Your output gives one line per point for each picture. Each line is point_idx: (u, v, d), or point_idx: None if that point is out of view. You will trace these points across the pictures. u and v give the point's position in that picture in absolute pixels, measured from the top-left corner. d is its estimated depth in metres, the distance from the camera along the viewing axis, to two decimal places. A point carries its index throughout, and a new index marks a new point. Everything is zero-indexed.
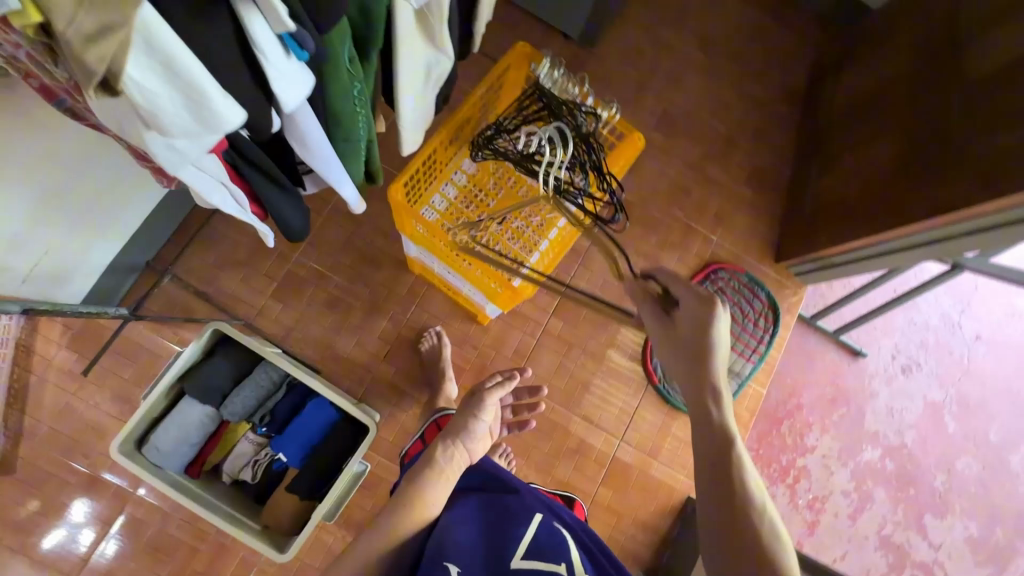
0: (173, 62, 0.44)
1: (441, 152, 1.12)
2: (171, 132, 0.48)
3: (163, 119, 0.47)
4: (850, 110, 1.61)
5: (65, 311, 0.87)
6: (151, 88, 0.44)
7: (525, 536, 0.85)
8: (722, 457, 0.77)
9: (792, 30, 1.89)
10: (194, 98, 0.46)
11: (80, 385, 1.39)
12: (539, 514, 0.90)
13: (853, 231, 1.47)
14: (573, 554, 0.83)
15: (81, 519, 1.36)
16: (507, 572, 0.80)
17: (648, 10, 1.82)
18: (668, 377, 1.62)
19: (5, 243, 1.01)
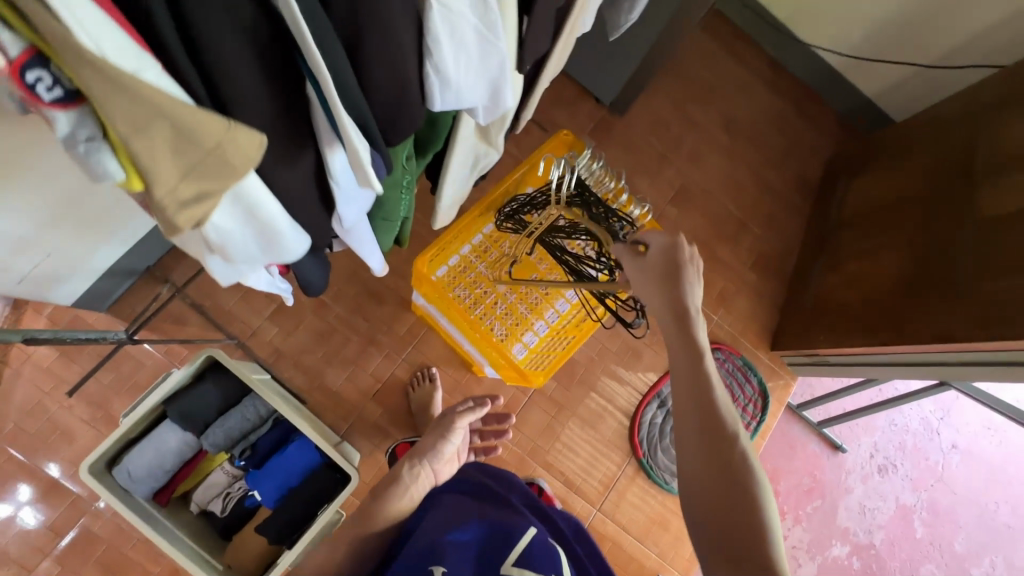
0: (254, 207, 0.52)
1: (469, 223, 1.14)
2: (235, 258, 0.56)
3: (231, 250, 0.54)
4: (860, 215, 1.66)
5: (67, 337, 0.84)
6: (228, 229, 0.52)
7: (518, 545, 0.75)
8: (721, 457, 0.69)
9: (813, 125, 1.95)
10: (263, 233, 0.55)
11: (55, 385, 1.34)
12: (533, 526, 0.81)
13: (852, 338, 1.50)
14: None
15: (25, 496, 1.30)
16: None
17: (679, 87, 1.87)
18: (652, 452, 1.61)
19: (13, 247, 0.97)
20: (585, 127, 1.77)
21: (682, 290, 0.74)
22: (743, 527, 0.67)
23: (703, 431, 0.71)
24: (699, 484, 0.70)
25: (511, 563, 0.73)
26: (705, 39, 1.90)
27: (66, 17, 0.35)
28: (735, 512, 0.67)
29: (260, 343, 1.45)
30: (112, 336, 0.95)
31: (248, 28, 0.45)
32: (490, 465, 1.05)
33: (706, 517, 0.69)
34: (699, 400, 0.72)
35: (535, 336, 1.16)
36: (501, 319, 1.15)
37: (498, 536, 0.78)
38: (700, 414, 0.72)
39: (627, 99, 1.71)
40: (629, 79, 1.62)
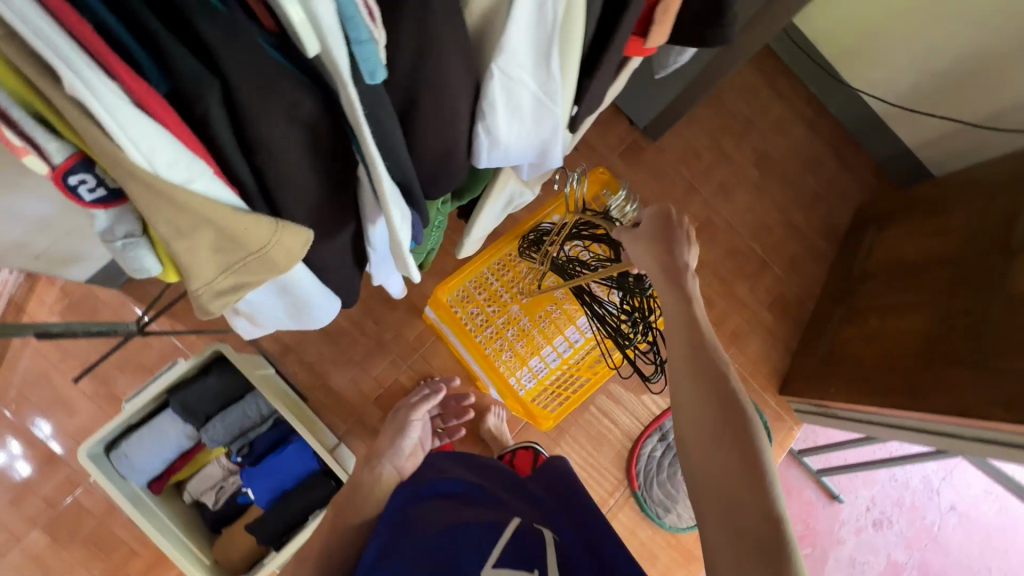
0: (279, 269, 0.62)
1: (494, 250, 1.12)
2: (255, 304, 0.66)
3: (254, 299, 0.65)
4: (886, 269, 1.62)
5: (77, 329, 0.83)
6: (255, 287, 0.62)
7: (498, 543, 0.60)
8: (729, 425, 0.62)
9: (848, 169, 1.91)
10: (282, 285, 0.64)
11: (61, 357, 1.34)
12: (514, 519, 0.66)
13: (863, 395, 1.47)
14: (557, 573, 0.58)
15: (18, 450, 1.31)
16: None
17: (716, 116, 1.83)
18: (648, 485, 1.59)
19: (32, 226, 0.96)
20: (615, 149, 1.74)
21: (677, 246, 0.72)
22: (742, 488, 0.59)
23: (701, 386, 0.65)
24: (718, 470, 0.61)
25: (492, 564, 0.57)
26: (748, 70, 1.86)
27: (129, 149, 0.41)
28: (733, 464, 0.61)
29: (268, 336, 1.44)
30: (122, 328, 0.94)
31: (305, 113, 0.50)
32: (474, 457, 0.92)
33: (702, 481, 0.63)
34: (694, 349, 0.68)
35: (544, 366, 1.14)
36: (513, 346, 1.13)
37: (476, 529, 0.63)
38: (696, 363, 0.67)
39: (662, 126, 1.68)
40: (666, 107, 1.58)
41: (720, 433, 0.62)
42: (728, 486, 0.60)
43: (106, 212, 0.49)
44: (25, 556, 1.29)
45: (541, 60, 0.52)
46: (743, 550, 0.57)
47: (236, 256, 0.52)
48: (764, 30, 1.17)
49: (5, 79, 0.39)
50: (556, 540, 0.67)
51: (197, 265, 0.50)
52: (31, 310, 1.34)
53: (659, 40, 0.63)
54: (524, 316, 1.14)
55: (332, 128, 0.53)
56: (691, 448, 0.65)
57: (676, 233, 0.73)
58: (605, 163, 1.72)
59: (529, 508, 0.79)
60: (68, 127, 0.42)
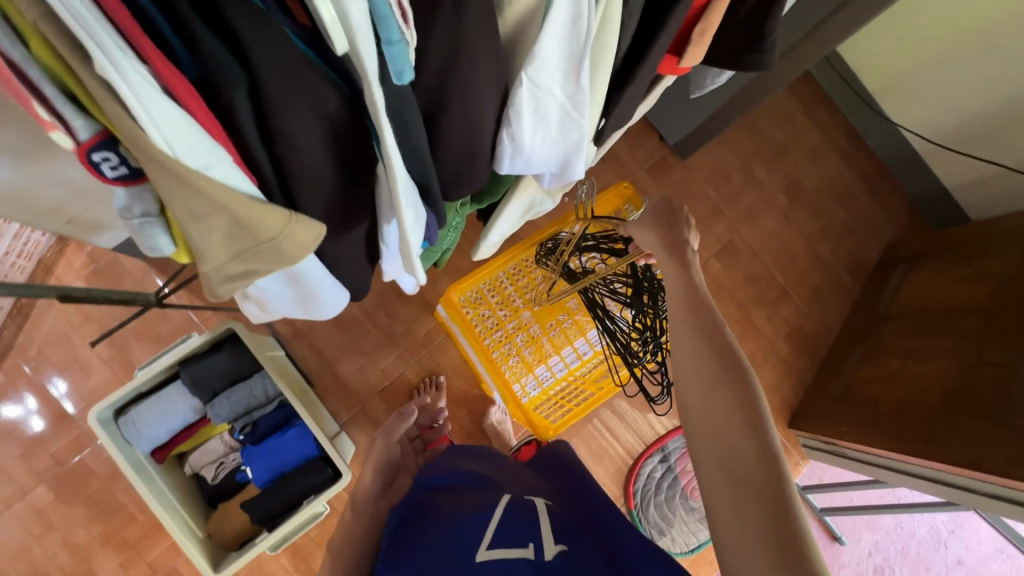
0: None
1: (510, 250, 1.11)
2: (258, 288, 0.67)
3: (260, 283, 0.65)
4: (911, 310, 1.58)
5: (101, 296, 0.85)
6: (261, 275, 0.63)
7: (489, 525, 0.66)
8: (718, 369, 0.62)
9: (880, 205, 1.87)
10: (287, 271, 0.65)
11: (83, 320, 1.38)
12: (505, 499, 0.73)
13: (875, 437, 1.43)
14: (550, 534, 0.65)
15: (34, 405, 1.35)
16: (468, 566, 0.61)
17: (749, 139, 1.80)
18: (645, 506, 1.57)
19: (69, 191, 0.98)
20: (643, 164, 1.72)
21: (679, 228, 0.77)
22: (736, 432, 0.58)
23: (699, 344, 0.65)
24: (710, 427, 0.60)
25: (484, 548, 0.62)
26: (787, 95, 1.83)
27: (149, 130, 0.41)
28: (729, 405, 0.59)
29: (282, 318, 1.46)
30: (143, 299, 0.96)
31: (327, 110, 0.51)
32: (466, 448, 0.97)
33: (699, 431, 0.61)
34: (691, 300, 0.69)
35: (550, 375, 1.14)
36: (520, 352, 1.12)
37: (471, 519, 0.68)
38: (694, 315, 0.67)
39: (692, 145, 1.66)
40: (698, 126, 1.57)
41: (715, 376, 0.62)
42: (725, 426, 0.59)
43: (125, 188, 0.51)
44: (27, 510, 1.32)
45: (572, 75, 0.52)
46: (743, 493, 0.54)
47: (238, 250, 0.51)
48: (805, 57, 1.15)
49: (43, 54, 0.40)
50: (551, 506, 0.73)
51: (203, 253, 0.51)
52: (59, 272, 1.38)
53: (693, 62, 0.65)
54: (535, 323, 1.13)
55: (353, 126, 0.54)
56: (688, 398, 0.63)
57: (678, 215, 0.77)
58: (631, 177, 1.71)
59: (529, 484, 0.83)
60: (95, 107, 0.43)
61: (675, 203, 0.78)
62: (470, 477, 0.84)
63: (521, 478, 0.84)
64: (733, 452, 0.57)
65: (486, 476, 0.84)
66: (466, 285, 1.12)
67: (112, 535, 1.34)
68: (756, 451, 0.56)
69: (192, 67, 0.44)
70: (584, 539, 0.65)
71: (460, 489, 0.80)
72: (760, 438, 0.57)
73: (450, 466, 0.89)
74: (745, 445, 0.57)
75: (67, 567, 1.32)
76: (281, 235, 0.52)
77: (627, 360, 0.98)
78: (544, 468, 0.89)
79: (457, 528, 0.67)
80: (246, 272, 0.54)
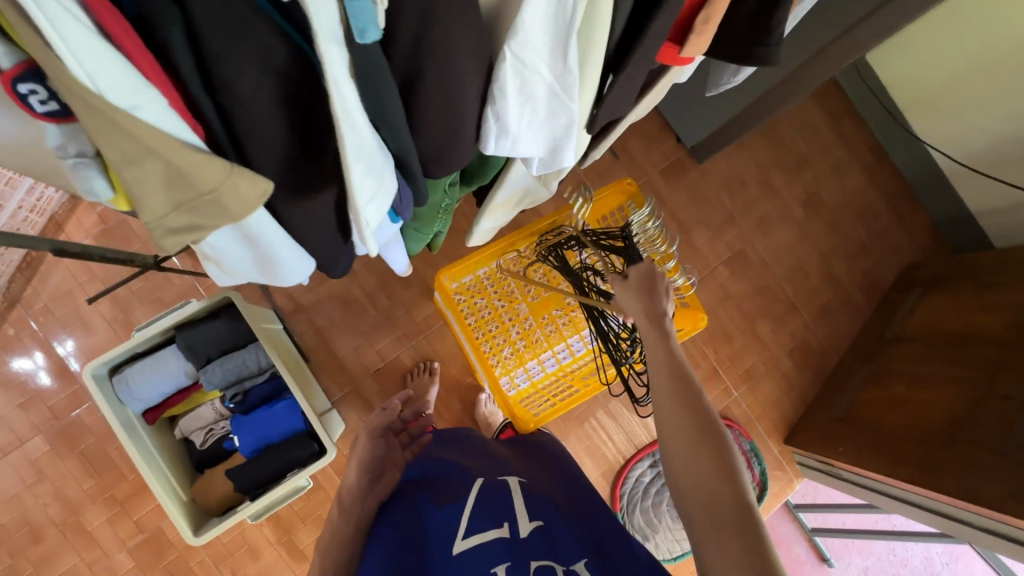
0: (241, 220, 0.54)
1: (508, 240, 1.09)
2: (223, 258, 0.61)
3: (221, 253, 0.59)
4: (921, 335, 1.53)
5: (95, 252, 0.85)
6: (221, 241, 0.57)
7: (467, 502, 0.73)
8: (698, 423, 0.65)
9: (900, 225, 1.81)
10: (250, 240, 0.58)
11: (88, 278, 1.40)
12: (481, 478, 0.80)
13: (871, 461, 1.39)
14: (521, 512, 0.71)
15: (40, 362, 1.37)
16: (445, 555, 0.65)
17: (770, 148, 1.76)
18: (631, 510, 1.55)
19: None
20: (658, 165, 1.69)
21: (659, 296, 0.80)
22: (705, 463, 0.62)
23: (680, 398, 0.68)
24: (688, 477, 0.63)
25: (460, 537, 0.67)
26: (812, 105, 1.78)
27: (59, 46, 0.36)
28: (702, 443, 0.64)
29: (283, 292, 1.47)
30: (138, 260, 0.96)
31: (280, 65, 0.46)
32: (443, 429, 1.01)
33: (675, 468, 0.65)
34: (668, 353, 0.73)
35: (540, 369, 1.13)
36: (512, 344, 1.12)
37: (444, 509, 0.73)
38: (670, 363, 0.72)
39: (709, 149, 1.62)
40: (717, 129, 1.53)
41: (684, 418, 0.66)
42: (698, 463, 0.63)
43: (56, 127, 0.46)
44: (23, 460, 1.35)
45: (557, 53, 0.49)
46: (715, 531, 0.58)
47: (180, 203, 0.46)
48: (832, 63, 1.12)
49: None
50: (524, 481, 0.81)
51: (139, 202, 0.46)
52: (69, 230, 1.40)
53: (696, 51, 0.62)
54: (528, 316, 1.12)
55: (309, 84, 0.49)
56: (670, 450, 0.66)
57: (659, 284, 0.81)
58: (645, 177, 1.68)
59: (506, 462, 0.88)
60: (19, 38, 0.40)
61: (659, 272, 0.82)
62: (451, 468, 0.85)
63: (503, 466, 0.87)
64: (705, 485, 0.61)
65: (466, 466, 0.86)
66: (462, 272, 1.11)
67: (102, 491, 1.37)
68: (726, 486, 0.61)
69: (131, 5, 0.42)
70: (553, 514, 0.71)
71: (435, 477, 0.84)
72: (729, 474, 0.61)
73: (442, 456, 0.92)
74: (716, 479, 0.61)
75: (56, 519, 1.35)
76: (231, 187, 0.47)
77: (615, 360, 0.97)
78: (528, 454, 0.93)
79: (431, 521, 0.71)
80: (190, 226, 0.48)
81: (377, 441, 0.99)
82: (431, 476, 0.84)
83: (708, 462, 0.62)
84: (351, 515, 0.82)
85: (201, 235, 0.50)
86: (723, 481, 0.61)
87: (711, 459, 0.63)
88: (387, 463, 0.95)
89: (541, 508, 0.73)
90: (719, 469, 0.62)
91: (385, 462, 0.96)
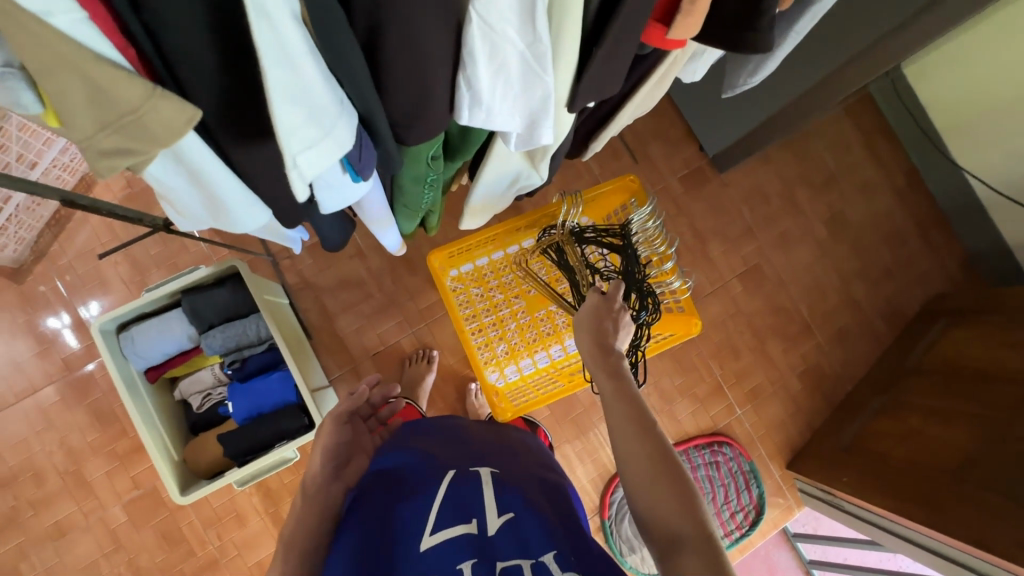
0: (180, 152, 0.53)
1: (507, 229, 1.07)
2: (174, 197, 0.61)
3: (171, 192, 0.59)
4: (941, 368, 1.46)
5: (106, 207, 0.89)
6: (164, 176, 0.56)
7: (436, 497, 0.72)
8: (660, 462, 0.65)
9: (929, 254, 1.74)
10: (194, 179, 0.57)
11: (111, 239, 1.45)
12: (451, 472, 0.78)
13: (873, 494, 1.33)
14: (491, 505, 0.71)
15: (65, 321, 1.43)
16: (411, 556, 0.64)
17: (796, 163, 1.71)
18: (619, 519, 1.53)
19: None
20: (677, 172, 1.66)
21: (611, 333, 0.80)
22: (666, 493, 0.62)
23: (641, 436, 0.67)
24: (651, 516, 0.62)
25: (429, 532, 0.66)
26: (844, 122, 1.72)
27: None
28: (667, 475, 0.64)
29: (293, 268, 1.49)
30: (150, 220, 1.00)
31: None
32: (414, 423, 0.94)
33: (638, 502, 0.64)
34: (619, 389, 0.73)
35: (530, 364, 1.12)
36: (504, 337, 1.11)
37: (410, 511, 0.71)
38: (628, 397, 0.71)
39: (731, 159, 1.59)
40: (739, 138, 1.49)
41: (642, 449, 0.66)
42: (660, 494, 0.63)
43: None
44: (34, 407, 1.41)
45: (525, 11, 0.47)
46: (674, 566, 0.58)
47: (101, 124, 0.44)
48: (860, 73, 1.08)
49: None
50: (495, 472, 0.79)
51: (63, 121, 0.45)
52: (97, 191, 1.46)
53: (685, 33, 0.57)
54: (524, 310, 1.12)
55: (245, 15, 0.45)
56: (632, 488, 0.65)
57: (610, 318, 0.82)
58: (663, 184, 1.66)
59: (471, 451, 0.85)
60: None
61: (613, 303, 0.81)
62: (413, 458, 0.82)
63: (475, 455, 0.84)
64: (670, 519, 0.61)
65: (428, 453, 0.84)
66: (457, 259, 1.10)
67: (104, 445, 1.41)
68: (689, 519, 0.60)
69: None
70: (523, 506, 0.71)
71: (394, 471, 0.81)
72: (690, 507, 0.61)
73: (398, 445, 0.87)
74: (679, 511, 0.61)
75: (60, 466, 1.40)
76: (155, 111, 0.45)
77: None
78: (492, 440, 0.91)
79: (392, 524, 0.69)
80: (121, 149, 0.46)
81: (344, 428, 0.94)
82: (387, 473, 0.81)
83: (671, 492, 0.62)
84: (313, 503, 0.81)
85: (139, 162, 0.48)
86: (684, 515, 0.60)
87: (672, 487, 0.63)
88: (352, 454, 0.92)
89: (510, 497, 0.72)
90: (680, 502, 0.61)
91: (350, 451, 0.92)
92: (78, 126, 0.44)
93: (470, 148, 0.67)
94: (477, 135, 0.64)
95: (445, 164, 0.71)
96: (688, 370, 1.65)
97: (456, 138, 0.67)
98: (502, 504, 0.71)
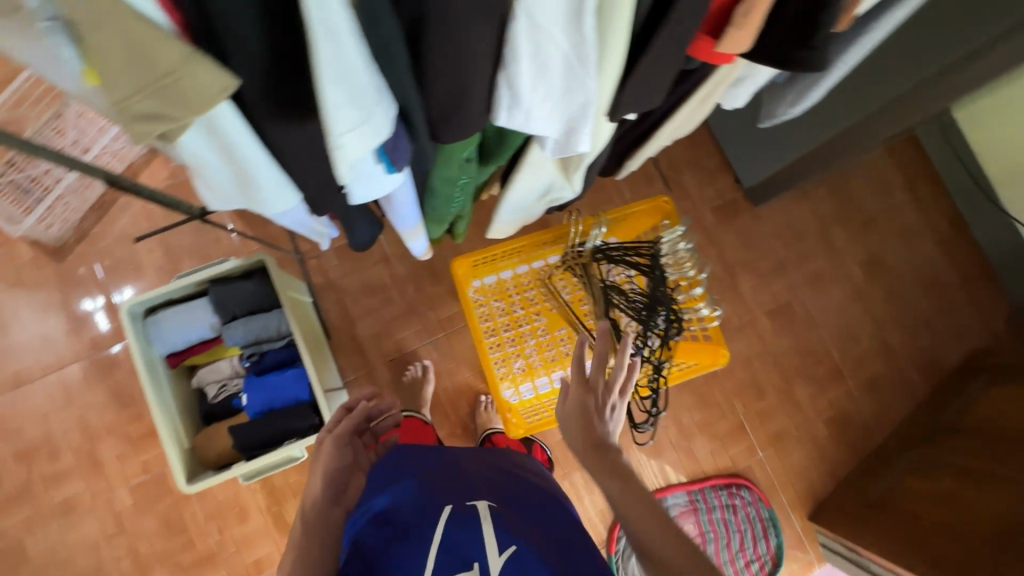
0: (215, 125, 0.54)
1: (532, 242, 1.06)
2: (206, 173, 0.62)
3: (205, 168, 0.60)
4: (981, 428, 1.37)
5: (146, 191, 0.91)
6: (197, 150, 0.57)
7: (433, 540, 0.69)
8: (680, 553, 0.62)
9: (972, 306, 1.65)
10: (226, 154, 0.58)
11: (149, 226, 1.50)
12: (449, 505, 0.74)
13: (899, 557, 1.24)
14: (491, 546, 0.67)
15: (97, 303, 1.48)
16: None
17: (835, 201, 1.66)
18: (625, 556, 1.46)
19: None
20: (710, 201, 1.64)
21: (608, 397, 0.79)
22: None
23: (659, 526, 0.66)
24: None
25: None
26: (888, 164, 1.67)
27: None
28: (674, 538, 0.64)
29: (318, 268, 1.51)
30: (187, 208, 1.02)
31: None
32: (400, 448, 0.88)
33: None
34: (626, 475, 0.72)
35: (548, 383, 1.09)
36: (523, 353, 1.09)
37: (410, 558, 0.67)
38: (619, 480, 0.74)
39: (767, 192, 1.55)
40: (776, 173, 1.46)
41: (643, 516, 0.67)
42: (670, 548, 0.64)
43: None
44: (58, 382, 1.44)
45: (571, 11, 0.47)
46: None
47: (137, 80, 0.44)
48: (907, 113, 1.04)
49: None
50: (494, 505, 0.74)
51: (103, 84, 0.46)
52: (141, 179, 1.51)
53: (735, 48, 0.56)
54: (544, 327, 1.10)
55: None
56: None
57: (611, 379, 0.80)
58: (695, 213, 1.63)
59: (470, 481, 0.80)
60: None
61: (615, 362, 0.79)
62: (411, 487, 0.78)
63: (467, 483, 0.80)
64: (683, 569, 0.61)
65: (426, 481, 0.79)
66: (481, 269, 1.08)
67: (119, 426, 1.43)
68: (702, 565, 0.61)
69: None
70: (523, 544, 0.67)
71: (391, 508, 0.74)
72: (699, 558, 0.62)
73: (393, 477, 0.81)
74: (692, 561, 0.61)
75: (75, 443, 1.42)
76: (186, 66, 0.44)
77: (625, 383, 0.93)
78: (492, 466, 0.85)
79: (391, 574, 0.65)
80: (158, 114, 0.47)
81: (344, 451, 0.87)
82: (385, 508, 0.75)
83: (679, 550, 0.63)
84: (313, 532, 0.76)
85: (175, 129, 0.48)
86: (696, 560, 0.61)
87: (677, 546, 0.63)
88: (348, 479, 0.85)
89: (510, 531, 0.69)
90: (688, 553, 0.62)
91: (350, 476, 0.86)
92: (117, 87, 0.45)
93: (504, 151, 0.66)
94: (512, 138, 0.64)
95: (478, 167, 0.71)
96: (708, 406, 1.59)
97: (491, 140, 0.67)
98: (503, 538, 0.68)
